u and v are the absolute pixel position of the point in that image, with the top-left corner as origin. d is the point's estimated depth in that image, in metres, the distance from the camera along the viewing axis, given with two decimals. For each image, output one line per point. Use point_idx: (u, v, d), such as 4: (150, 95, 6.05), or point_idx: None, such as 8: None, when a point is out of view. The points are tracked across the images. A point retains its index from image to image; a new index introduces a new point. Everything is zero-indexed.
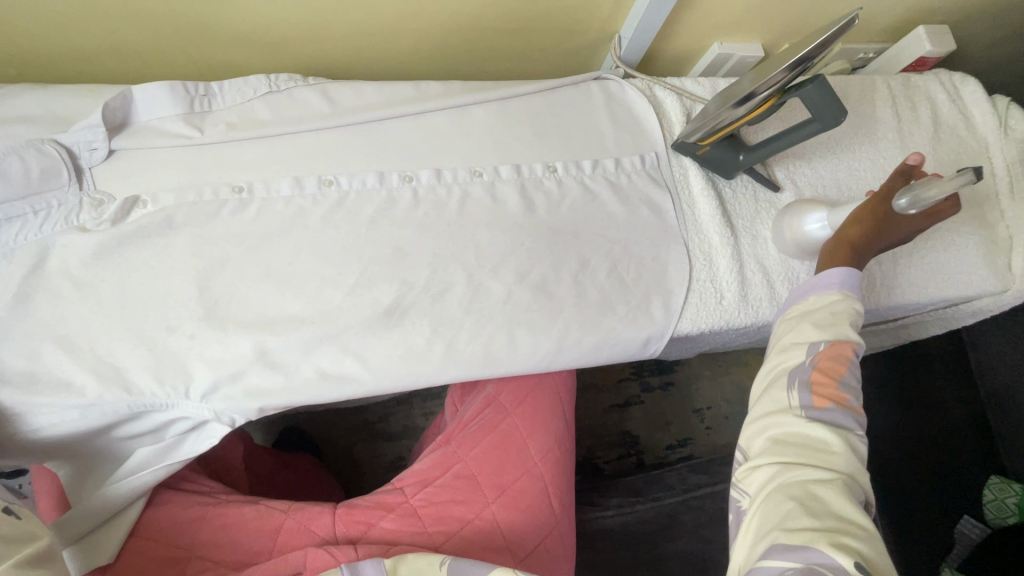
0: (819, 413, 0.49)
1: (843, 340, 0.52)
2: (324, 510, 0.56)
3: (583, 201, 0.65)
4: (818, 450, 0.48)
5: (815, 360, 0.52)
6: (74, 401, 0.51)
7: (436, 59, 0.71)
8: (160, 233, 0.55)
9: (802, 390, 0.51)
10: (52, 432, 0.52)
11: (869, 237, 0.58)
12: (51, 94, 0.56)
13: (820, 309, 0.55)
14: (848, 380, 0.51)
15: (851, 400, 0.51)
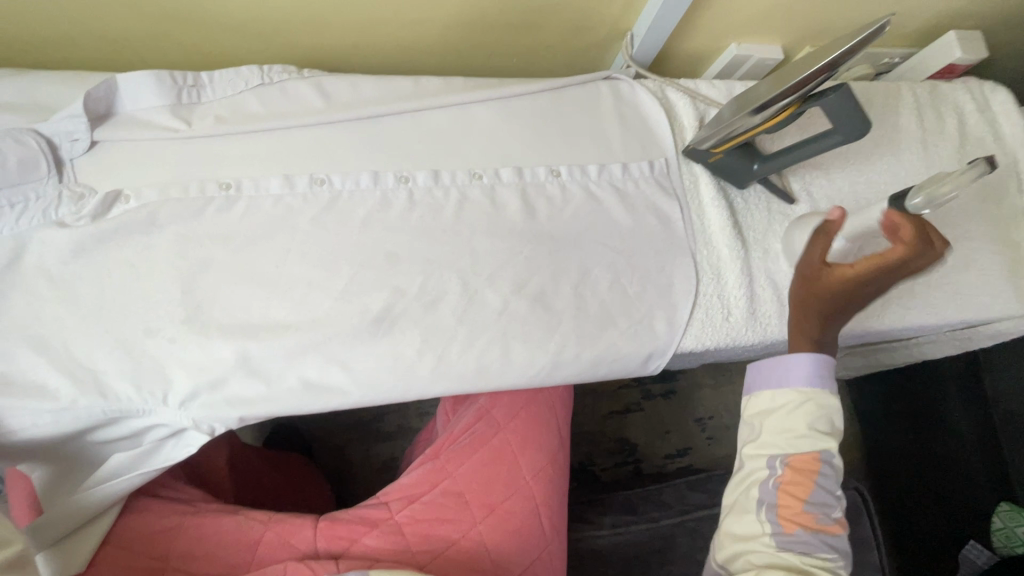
0: (789, 542, 0.51)
1: (805, 454, 0.52)
2: (306, 523, 0.53)
3: (586, 209, 0.62)
4: (792, 563, 0.50)
5: (778, 481, 0.53)
6: (47, 405, 0.49)
7: (438, 53, 0.68)
8: (143, 231, 0.53)
9: (767, 514, 0.52)
10: (22, 436, 0.50)
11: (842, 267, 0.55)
12: (31, 80, 0.54)
13: (785, 412, 0.55)
14: (817, 500, 0.52)
15: (822, 520, 0.52)
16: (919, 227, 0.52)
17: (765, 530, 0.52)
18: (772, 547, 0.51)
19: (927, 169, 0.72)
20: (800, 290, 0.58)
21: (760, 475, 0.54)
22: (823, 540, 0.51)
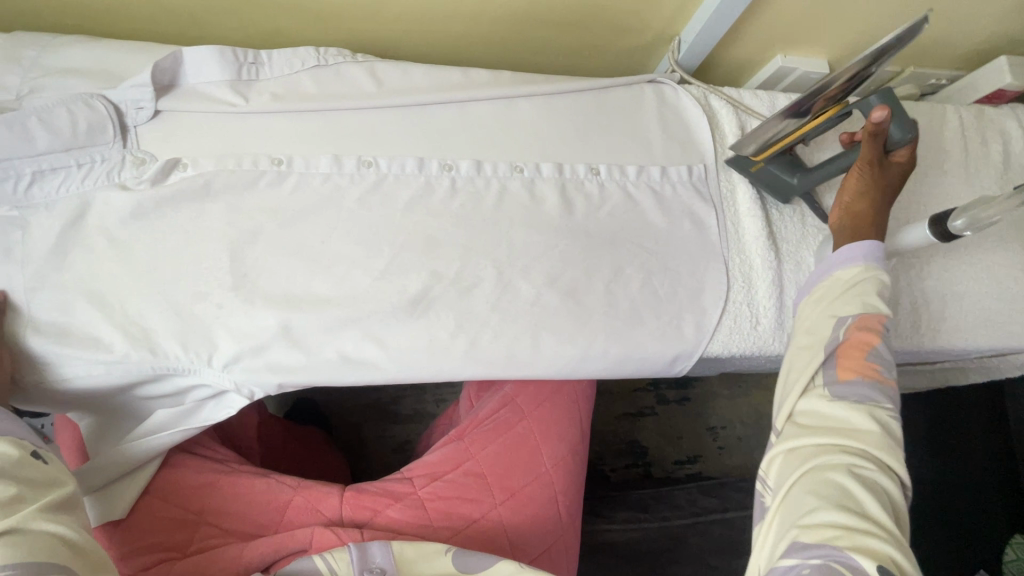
0: (847, 390, 0.47)
1: (873, 311, 0.49)
2: (333, 491, 0.55)
3: (623, 208, 0.63)
4: (850, 436, 0.46)
5: (845, 335, 0.49)
6: (101, 357, 0.51)
7: (487, 46, 0.69)
8: (198, 199, 0.55)
9: (826, 366, 0.49)
10: (75, 385, 0.52)
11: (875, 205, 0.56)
12: (102, 48, 0.56)
13: (848, 285, 0.52)
14: (882, 355, 0.48)
15: (885, 374, 0.48)
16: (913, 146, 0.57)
17: (823, 380, 0.49)
18: (828, 392, 0.48)
19: (966, 193, 0.72)
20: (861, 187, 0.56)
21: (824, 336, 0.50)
22: (885, 392, 0.47)
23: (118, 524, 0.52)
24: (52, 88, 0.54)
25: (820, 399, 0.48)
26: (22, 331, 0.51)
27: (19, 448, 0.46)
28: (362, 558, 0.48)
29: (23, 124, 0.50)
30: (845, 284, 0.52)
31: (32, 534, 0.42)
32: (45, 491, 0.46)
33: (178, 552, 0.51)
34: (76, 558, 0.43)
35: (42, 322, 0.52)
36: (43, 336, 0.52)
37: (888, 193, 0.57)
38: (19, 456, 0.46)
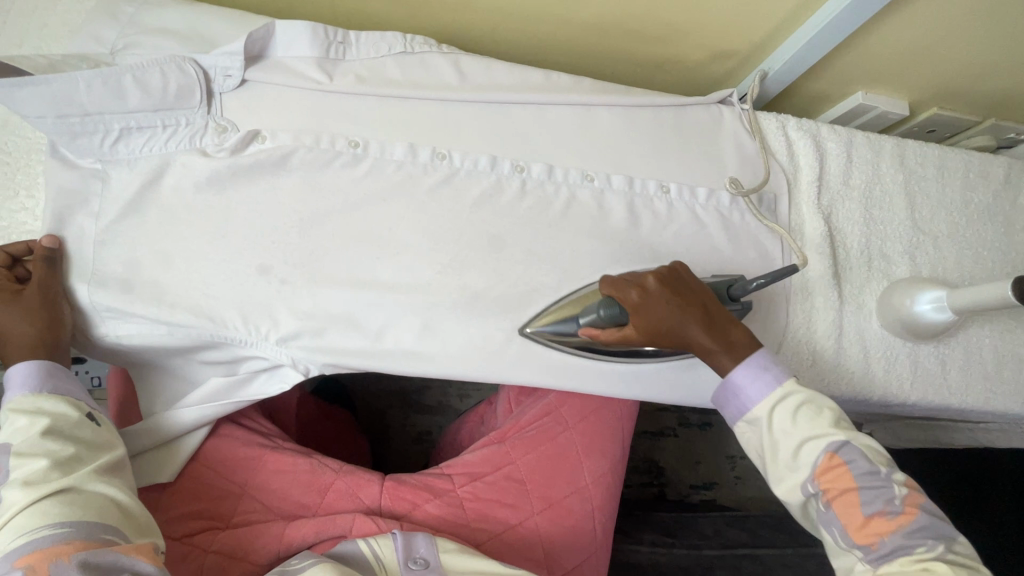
0: (885, 561, 0.44)
1: (823, 457, 0.47)
2: (374, 479, 0.55)
3: (690, 230, 0.63)
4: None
5: (825, 500, 0.47)
6: (162, 317, 0.50)
7: (569, 52, 0.68)
8: (273, 171, 0.55)
9: (849, 543, 0.46)
10: (132, 342, 0.51)
11: (704, 343, 0.51)
12: (198, 13, 0.56)
13: (782, 432, 0.48)
14: (868, 498, 0.46)
15: (891, 513, 0.45)
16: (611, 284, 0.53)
17: (856, 555, 0.46)
18: (871, 569, 0.45)
19: None
20: (675, 337, 0.51)
21: (812, 504, 0.48)
22: (912, 533, 0.44)
23: (160, 484, 0.53)
24: (146, 47, 0.54)
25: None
26: (82, 282, 0.50)
27: (79, 409, 0.48)
28: (406, 547, 0.49)
29: (115, 79, 0.50)
30: (780, 439, 0.48)
31: (85, 494, 0.44)
32: (100, 453, 0.47)
33: (221, 522, 0.52)
34: (127, 518, 0.45)
35: (105, 275, 0.50)
36: (105, 288, 0.50)
37: (699, 323, 0.51)
38: (78, 418, 0.47)
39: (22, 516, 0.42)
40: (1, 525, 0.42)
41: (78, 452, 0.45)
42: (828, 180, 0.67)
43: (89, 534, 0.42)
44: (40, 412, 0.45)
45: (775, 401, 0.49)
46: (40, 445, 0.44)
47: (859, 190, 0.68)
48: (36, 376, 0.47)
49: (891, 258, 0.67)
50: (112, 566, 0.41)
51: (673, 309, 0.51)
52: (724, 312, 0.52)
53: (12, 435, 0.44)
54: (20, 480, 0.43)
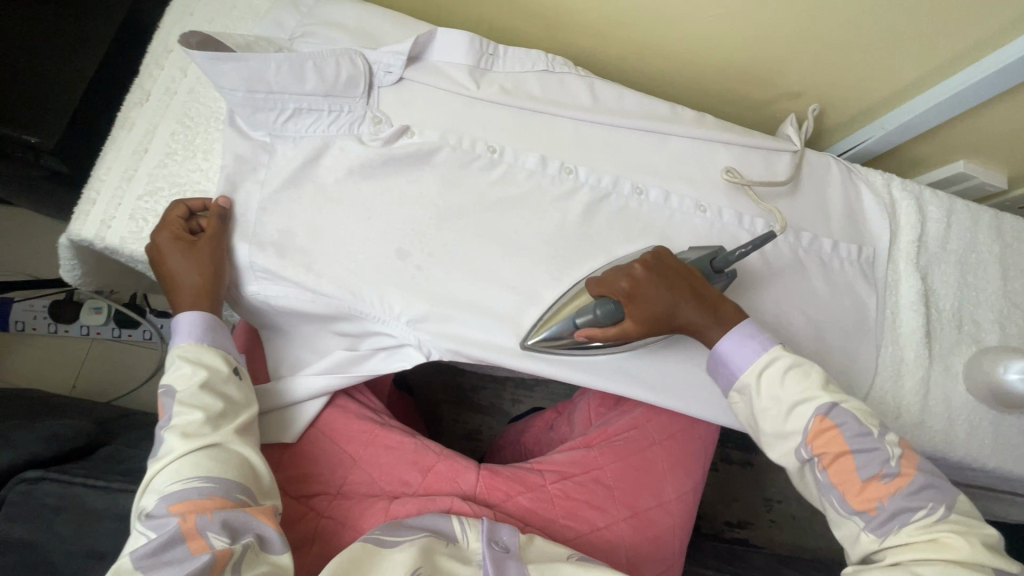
0: (885, 525, 0.46)
1: (817, 419, 0.48)
2: (471, 466, 0.58)
3: (792, 270, 0.65)
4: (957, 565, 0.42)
5: (822, 467, 0.48)
6: (310, 285, 0.54)
7: (691, 85, 0.72)
8: (418, 164, 0.59)
9: (848, 510, 0.47)
10: (278, 304, 0.55)
11: (697, 319, 0.53)
12: (369, 12, 0.61)
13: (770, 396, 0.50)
14: (863, 462, 0.47)
15: (887, 476, 0.46)
16: (600, 281, 0.54)
17: (857, 522, 0.47)
18: (873, 536, 0.46)
19: None
20: (665, 315, 0.53)
21: (809, 472, 0.50)
22: (908, 494, 0.45)
23: (283, 444, 0.57)
24: (322, 37, 0.59)
25: (875, 541, 0.46)
26: (245, 242, 0.55)
27: (227, 364, 0.52)
28: (490, 529, 0.51)
29: (298, 64, 0.54)
30: (766, 403, 0.50)
31: (227, 452, 0.48)
32: (241, 412, 0.51)
33: (333, 486, 0.56)
34: (256, 480, 0.49)
35: (265, 238, 0.55)
36: (267, 251, 0.55)
37: (690, 299, 0.53)
38: (227, 373, 0.51)
39: (179, 464, 0.46)
40: (161, 466, 0.47)
41: (224, 408, 0.50)
42: (926, 243, 0.70)
43: (228, 492, 0.46)
44: (200, 365, 0.50)
45: (760, 369, 0.51)
46: (197, 398, 0.49)
47: (956, 255, 0.70)
48: (198, 328, 0.51)
49: (981, 325, 0.68)
50: (243, 526, 0.45)
51: (665, 292, 0.52)
52: (711, 287, 0.54)
53: (176, 383, 0.50)
54: (179, 430, 0.47)
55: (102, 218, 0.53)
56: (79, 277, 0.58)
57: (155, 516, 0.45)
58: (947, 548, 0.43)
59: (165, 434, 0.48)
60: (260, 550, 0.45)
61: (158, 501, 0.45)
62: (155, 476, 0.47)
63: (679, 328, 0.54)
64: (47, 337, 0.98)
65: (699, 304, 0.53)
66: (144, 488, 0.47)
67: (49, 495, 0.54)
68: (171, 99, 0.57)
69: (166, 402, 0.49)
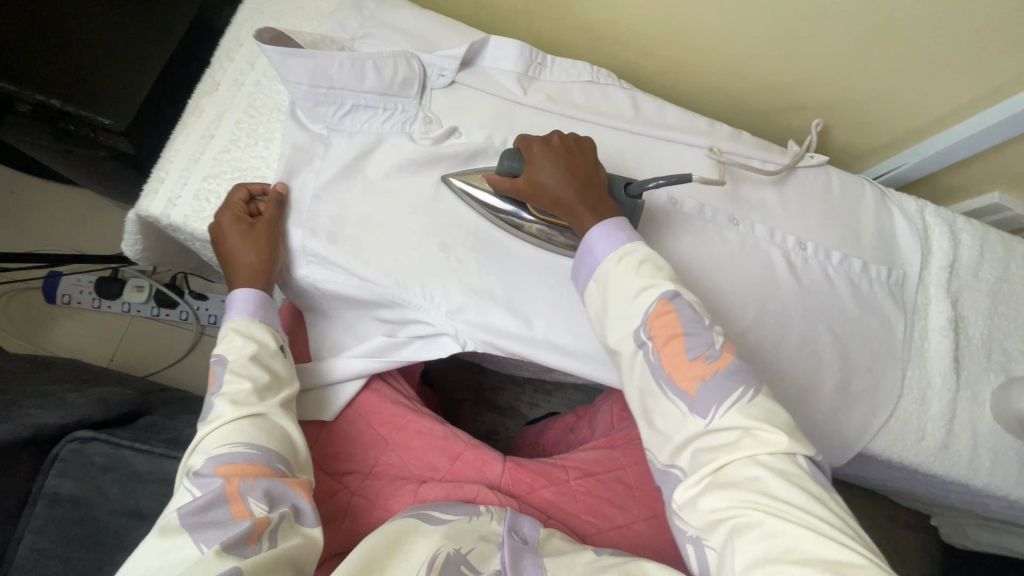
0: (706, 405, 0.45)
1: (661, 303, 0.48)
2: (497, 457, 0.60)
3: (821, 288, 0.66)
4: (783, 466, 0.42)
5: (655, 350, 0.48)
6: (356, 271, 0.57)
7: (729, 102, 0.75)
8: (464, 163, 0.62)
9: (671, 391, 0.47)
10: (325, 288, 0.58)
11: (572, 200, 0.53)
12: (427, 18, 0.65)
13: (626, 281, 0.50)
14: (692, 345, 0.47)
15: (710, 357, 0.46)
16: (524, 142, 0.56)
17: (679, 405, 0.46)
18: (697, 418, 0.45)
19: None
20: (551, 193, 0.53)
21: (642, 359, 0.49)
22: (727, 375, 0.46)
23: (319, 422, 0.60)
24: (381, 38, 0.62)
25: (699, 428, 0.45)
26: (299, 227, 0.57)
27: (275, 341, 0.54)
28: (512, 519, 0.53)
29: (361, 63, 0.57)
30: (619, 287, 0.50)
31: (269, 424, 0.50)
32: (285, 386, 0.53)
33: (365, 468, 0.58)
34: (294, 454, 0.51)
35: (317, 224, 0.58)
36: (319, 236, 0.57)
37: (580, 182, 0.53)
38: (275, 350, 0.54)
39: (226, 430, 0.48)
40: (211, 430, 0.49)
41: (270, 381, 0.52)
42: (958, 269, 0.70)
43: (270, 461, 0.48)
44: (251, 338, 0.52)
45: (624, 258, 0.51)
46: (246, 369, 0.51)
47: (987, 283, 0.70)
48: (251, 305, 0.54)
49: (1012, 355, 0.68)
50: (281, 496, 0.47)
51: (560, 172, 0.53)
52: (599, 182, 0.54)
53: (228, 353, 0.52)
54: (228, 398, 0.49)
55: (168, 196, 0.56)
56: (140, 251, 0.61)
57: (203, 475, 0.46)
58: (767, 444, 0.43)
59: (215, 401, 0.50)
60: (293, 521, 0.47)
61: (204, 463, 0.47)
62: (202, 439, 0.49)
63: (560, 210, 0.54)
64: (90, 311, 1.03)
65: (583, 189, 0.53)
66: (191, 449, 0.49)
67: (97, 456, 0.56)
68: (239, 90, 0.60)
69: (217, 371, 0.51)
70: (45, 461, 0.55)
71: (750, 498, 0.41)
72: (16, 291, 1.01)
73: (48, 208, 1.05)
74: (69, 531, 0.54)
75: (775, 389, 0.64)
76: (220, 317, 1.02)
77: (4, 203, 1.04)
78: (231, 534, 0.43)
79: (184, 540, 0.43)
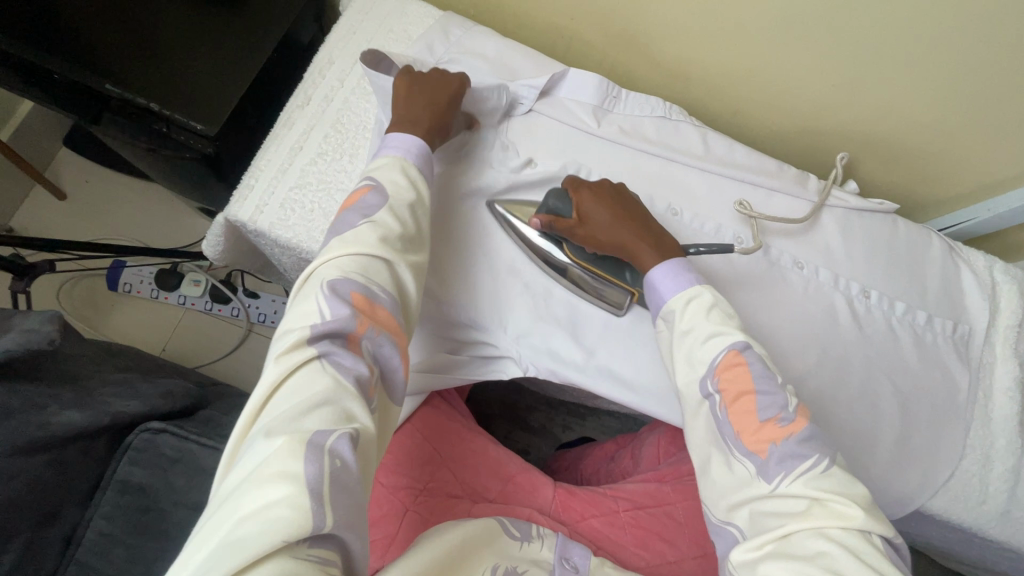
0: (774, 471, 0.42)
1: (730, 353, 0.46)
2: (548, 483, 0.61)
3: (884, 338, 0.65)
4: (857, 544, 0.38)
5: (723, 404, 0.45)
6: (508, 305, 0.59)
7: (797, 142, 0.75)
8: (537, 190, 0.63)
9: (741, 452, 0.44)
10: (472, 313, 0.59)
11: (635, 236, 0.52)
12: (508, 47, 0.67)
13: (693, 325, 0.48)
14: (764, 404, 0.44)
15: (785, 420, 0.43)
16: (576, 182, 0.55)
17: (743, 466, 0.43)
18: (763, 481, 0.42)
19: None
20: (620, 231, 0.53)
21: (707, 411, 0.46)
22: (802, 441, 0.42)
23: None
24: (466, 65, 0.65)
25: (763, 491, 0.42)
26: (449, 249, 0.60)
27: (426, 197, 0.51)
28: (563, 546, 0.53)
29: None
30: (686, 329, 0.48)
31: (399, 279, 0.45)
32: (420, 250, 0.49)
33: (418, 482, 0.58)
34: (407, 318, 0.46)
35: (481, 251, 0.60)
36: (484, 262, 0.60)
37: (641, 227, 0.53)
38: None
39: (366, 263, 0.43)
40: (350, 255, 0.43)
41: (415, 235, 0.48)
42: None
43: (393, 314, 0.44)
44: (415, 186, 0.49)
45: (692, 299, 0.49)
46: (400, 213, 0.47)
47: None
48: (413, 151, 0.51)
49: None
50: (389, 366, 0.43)
51: (621, 211, 0.53)
52: (655, 224, 0.54)
53: (386, 185, 0.48)
54: (378, 233, 0.45)
55: (257, 203, 0.59)
56: (219, 251, 0.64)
57: (336, 295, 0.41)
58: (839, 515, 0.39)
59: (361, 221, 0.46)
60: (388, 398, 0.43)
61: (341, 279, 0.42)
62: (340, 254, 0.44)
63: (621, 248, 0.53)
64: (148, 301, 1.06)
65: (648, 230, 0.53)
66: (321, 263, 0.44)
67: (168, 448, 0.59)
68: (328, 105, 0.63)
69: (370, 198, 0.47)
70: (118, 449, 0.58)
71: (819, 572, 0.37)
72: (81, 276, 1.06)
73: (118, 199, 1.10)
74: (137, 518, 0.56)
75: (834, 437, 0.63)
76: (270, 316, 1.05)
77: (78, 192, 1.09)
78: (356, 382, 0.39)
79: (310, 373, 0.38)
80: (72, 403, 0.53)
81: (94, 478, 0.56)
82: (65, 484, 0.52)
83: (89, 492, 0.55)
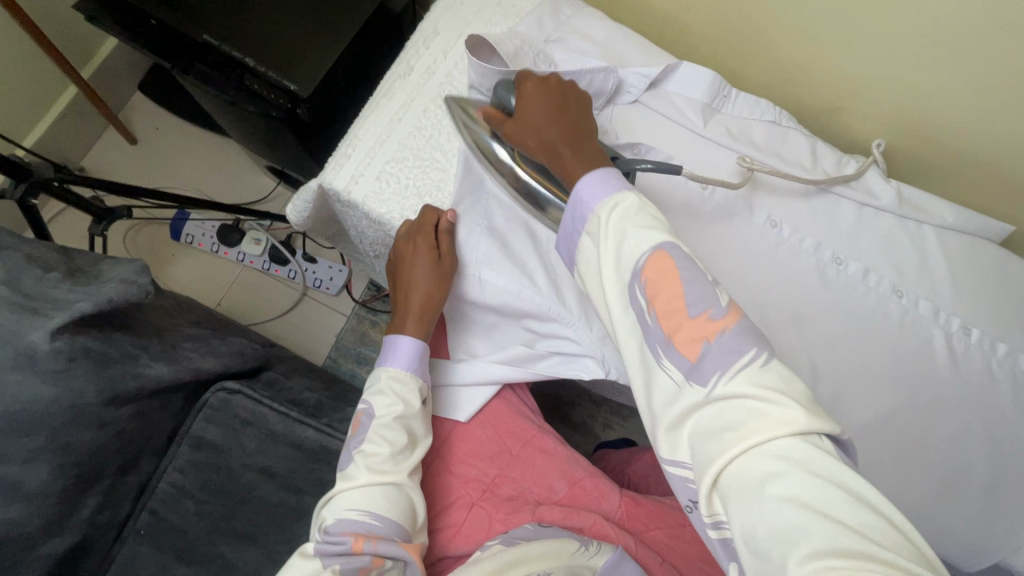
0: (709, 373, 0.35)
1: (659, 253, 0.38)
2: (615, 489, 0.59)
3: (981, 380, 0.61)
4: (799, 452, 0.31)
5: (649, 312, 0.37)
6: (555, 294, 0.56)
7: (905, 161, 0.70)
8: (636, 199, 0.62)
9: (669, 359, 0.36)
10: (523, 297, 0.56)
11: (562, 138, 0.46)
12: (618, 32, 0.64)
13: (617, 222, 0.40)
14: (693, 300, 0.36)
15: (716, 317, 0.36)
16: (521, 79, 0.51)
17: (679, 382, 0.36)
18: (700, 391, 0.35)
19: None
20: (553, 130, 0.47)
21: (634, 329, 0.39)
22: (736, 336, 0.35)
23: (448, 421, 0.60)
24: (572, 46, 0.62)
25: (698, 400, 0.35)
26: (511, 234, 0.57)
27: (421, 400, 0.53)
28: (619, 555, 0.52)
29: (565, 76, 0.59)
30: (611, 234, 0.41)
31: (407, 500, 0.49)
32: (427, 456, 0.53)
33: (484, 479, 0.58)
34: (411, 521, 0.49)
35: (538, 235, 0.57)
36: (541, 250, 0.57)
37: (574, 129, 0.47)
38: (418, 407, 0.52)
39: (359, 492, 0.47)
40: (344, 489, 0.48)
41: (407, 444, 0.50)
42: None
43: (388, 527, 0.47)
44: (401, 398, 0.51)
45: (618, 203, 0.41)
46: (389, 432, 0.50)
47: None
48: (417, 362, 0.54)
49: None
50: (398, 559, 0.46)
51: (550, 112, 0.48)
52: (586, 128, 0.48)
53: (380, 408, 0.51)
54: (366, 461, 0.48)
55: (353, 172, 0.59)
56: (302, 218, 0.63)
57: (330, 530, 0.46)
58: (783, 422, 0.32)
59: (354, 455, 0.50)
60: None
61: (334, 518, 0.47)
62: (337, 490, 0.48)
63: (545, 152, 0.47)
64: (206, 253, 1.07)
65: (578, 136, 0.46)
66: (325, 500, 0.49)
67: (241, 409, 0.60)
68: (430, 78, 0.62)
69: (363, 423, 0.51)
70: (194, 405, 0.59)
71: (772, 505, 0.30)
72: (145, 223, 1.07)
73: (186, 149, 1.10)
74: (207, 475, 0.57)
75: (913, 476, 0.61)
76: (325, 283, 1.04)
77: (149, 137, 1.10)
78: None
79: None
80: (159, 355, 0.53)
81: (170, 430, 0.57)
82: (144, 435, 0.53)
83: (164, 444, 0.56)
